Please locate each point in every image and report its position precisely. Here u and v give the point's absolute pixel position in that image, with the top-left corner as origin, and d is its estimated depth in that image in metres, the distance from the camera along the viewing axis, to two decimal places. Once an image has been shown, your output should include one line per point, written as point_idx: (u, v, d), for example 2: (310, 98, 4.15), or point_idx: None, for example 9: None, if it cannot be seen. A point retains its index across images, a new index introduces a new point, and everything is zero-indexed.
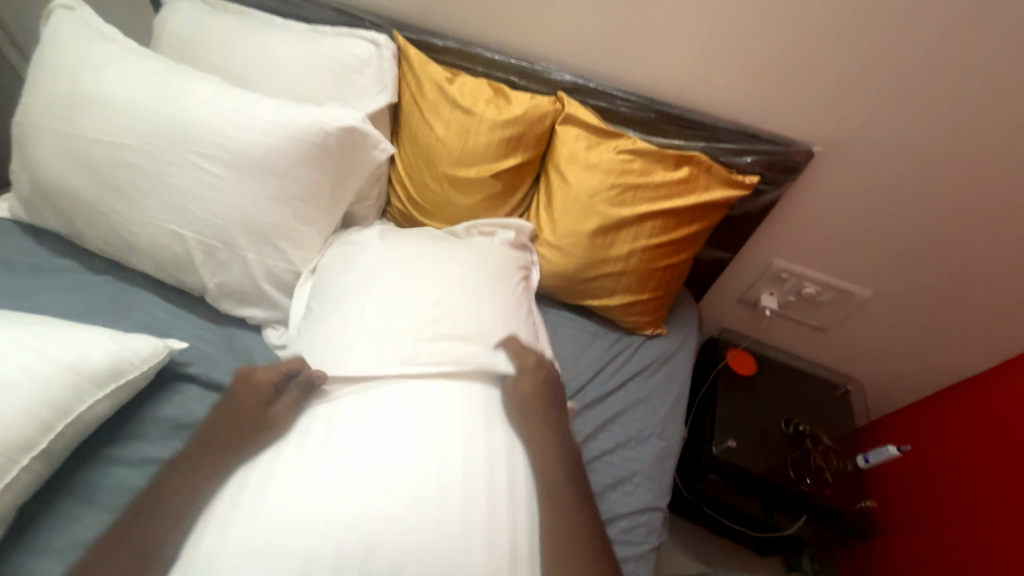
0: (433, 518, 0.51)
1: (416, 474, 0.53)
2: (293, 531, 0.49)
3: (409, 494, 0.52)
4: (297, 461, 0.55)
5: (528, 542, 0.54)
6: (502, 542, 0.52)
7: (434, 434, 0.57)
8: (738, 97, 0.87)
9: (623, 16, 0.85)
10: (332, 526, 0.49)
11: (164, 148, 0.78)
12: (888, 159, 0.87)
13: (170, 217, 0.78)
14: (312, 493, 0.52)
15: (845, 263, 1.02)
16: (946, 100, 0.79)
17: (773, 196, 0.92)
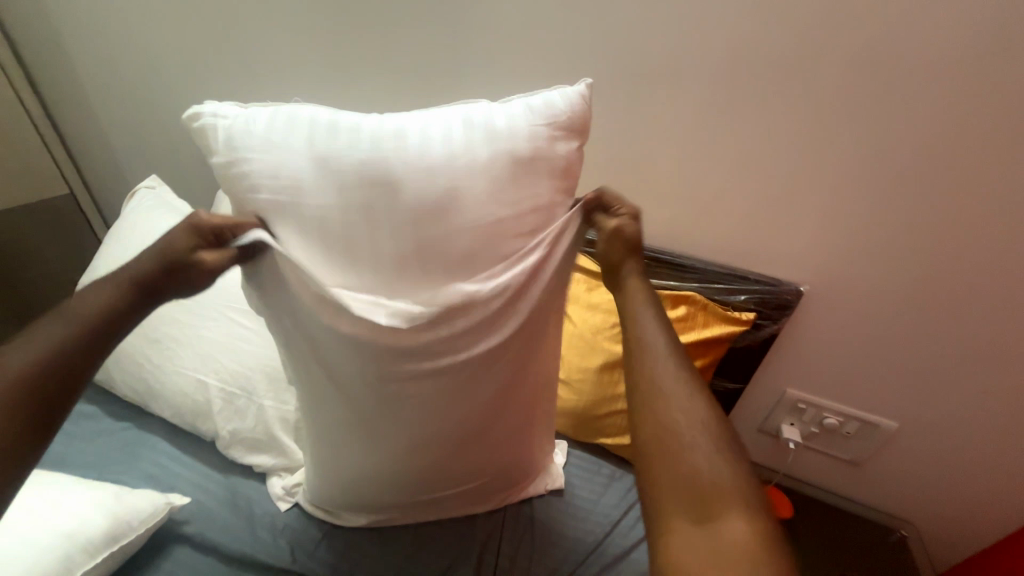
0: (474, 136, 0.55)
1: (458, 146, 0.54)
2: (340, 135, 0.54)
3: (455, 140, 0.55)
4: (339, 157, 0.54)
5: (542, 177, 0.56)
6: (519, 145, 0.55)
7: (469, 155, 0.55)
8: (728, 241, 0.93)
9: (622, 179, 0.95)
10: (369, 141, 0.54)
11: (207, 305, 0.87)
12: (880, 298, 0.89)
13: (199, 364, 0.84)
14: (349, 140, 0.54)
15: (862, 396, 1.01)
16: (930, 247, 0.82)
17: (771, 330, 0.95)
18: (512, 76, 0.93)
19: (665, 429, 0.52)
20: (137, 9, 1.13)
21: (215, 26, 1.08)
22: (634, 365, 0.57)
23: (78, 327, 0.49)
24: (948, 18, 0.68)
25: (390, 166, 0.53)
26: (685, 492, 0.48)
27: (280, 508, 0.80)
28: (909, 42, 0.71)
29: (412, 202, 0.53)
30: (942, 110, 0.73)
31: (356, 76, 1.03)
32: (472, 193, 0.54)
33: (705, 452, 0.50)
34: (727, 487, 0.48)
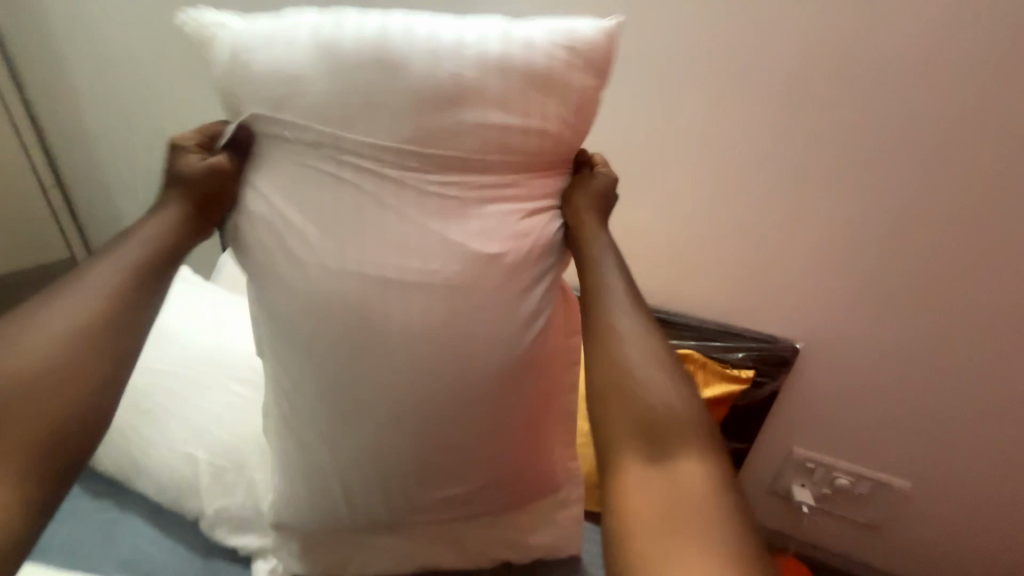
0: (480, 42, 0.53)
1: (463, 47, 0.53)
2: (336, 38, 0.53)
3: (460, 44, 0.53)
4: (337, 60, 0.52)
5: (552, 88, 0.54)
6: (528, 54, 0.53)
7: (472, 57, 0.53)
8: (721, 300, 0.96)
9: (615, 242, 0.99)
10: (369, 40, 0.52)
11: (204, 373, 0.85)
12: (873, 354, 0.91)
13: (190, 436, 0.81)
14: (347, 41, 0.53)
15: (871, 454, 0.99)
16: (914, 304, 0.86)
17: (772, 388, 0.95)
18: None
19: (619, 362, 0.50)
20: None
21: None
22: (587, 308, 0.54)
23: (143, 254, 0.53)
24: (912, 102, 0.75)
25: (387, 64, 0.52)
26: (636, 427, 0.47)
27: None
28: (876, 122, 0.77)
29: (417, 92, 0.52)
30: (913, 181, 0.79)
31: None
32: (477, 94, 0.53)
33: (657, 384, 0.48)
34: (677, 418, 0.47)
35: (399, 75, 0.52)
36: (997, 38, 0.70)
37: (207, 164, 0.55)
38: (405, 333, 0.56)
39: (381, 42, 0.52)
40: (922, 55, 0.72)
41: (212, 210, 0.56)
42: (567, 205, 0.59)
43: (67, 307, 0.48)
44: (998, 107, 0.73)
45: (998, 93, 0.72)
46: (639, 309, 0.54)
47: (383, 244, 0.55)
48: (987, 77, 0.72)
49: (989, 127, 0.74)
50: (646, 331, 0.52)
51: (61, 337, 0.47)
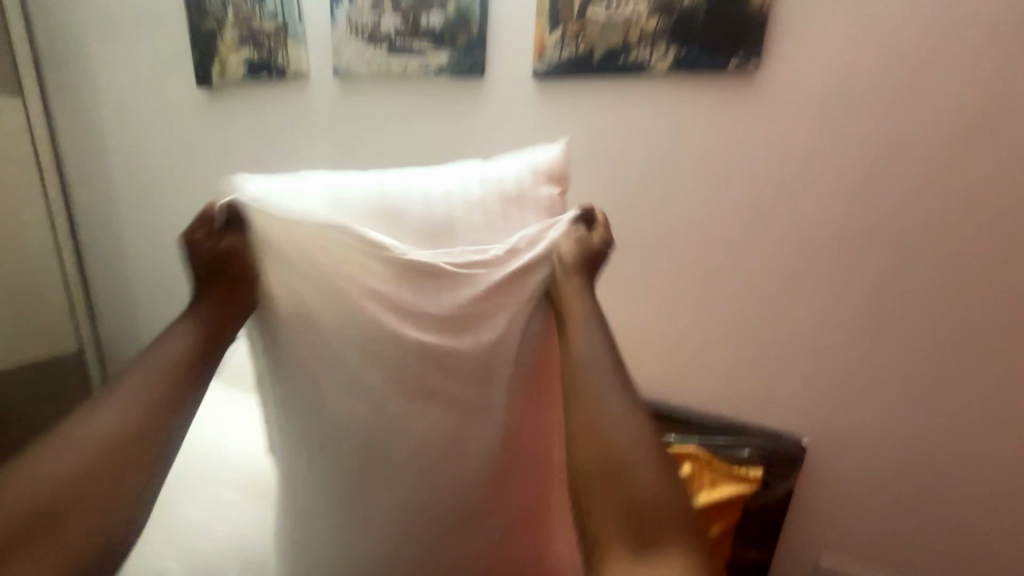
0: (467, 176, 0.65)
1: (452, 179, 0.64)
2: (341, 186, 0.61)
3: (451, 177, 0.64)
4: (349, 202, 0.61)
5: (526, 200, 0.65)
6: (506, 177, 0.65)
7: (463, 186, 0.64)
8: (718, 394, 0.96)
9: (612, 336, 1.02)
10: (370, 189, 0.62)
11: (196, 478, 0.84)
12: (884, 451, 0.88)
13: (166, 551, 0.76)
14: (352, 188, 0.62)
15: (904, 566, 0.91)
16: (918, 398, 0.84)
17: (784, 489, 0.91)
18: None
19: (598, 434, 0.51)
20: (194, 204, 1.36)
21: None
22: (575, 382, 0.56)
23: (168, 367, 0.55)
24: (871, 205, 0.81)
25: (392, 205, 0.62)
26: (621, 517, 0.46)
27: None
28: (840, 224, 0.83)
29: (417, 220, 0.62)
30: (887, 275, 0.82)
31: None
32: (470, 219, 0.63)
33: (640, 471, 0.48)
34: (662, 508, 0.46)
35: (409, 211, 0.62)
36: (939, 150, 0.76)
37: (218, 252, 0.59)
38: (401, 437, 0.57)
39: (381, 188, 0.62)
40: (870, 168, 0.80)
41: (227, 318, 0.59)
42: (562, 265, 0.63)
43: (81, 439, 0.49)
44: (956, 208, 0.77)
45: (953, 197, 0.77)
46: (625, 394, 0.55)
47: (388, 293, 0.58)
48: (938, 183, 0.77)
49: (952, 227, 0.78)
50: (629, 415, 0.53)
51: (85, 456, 0.48)
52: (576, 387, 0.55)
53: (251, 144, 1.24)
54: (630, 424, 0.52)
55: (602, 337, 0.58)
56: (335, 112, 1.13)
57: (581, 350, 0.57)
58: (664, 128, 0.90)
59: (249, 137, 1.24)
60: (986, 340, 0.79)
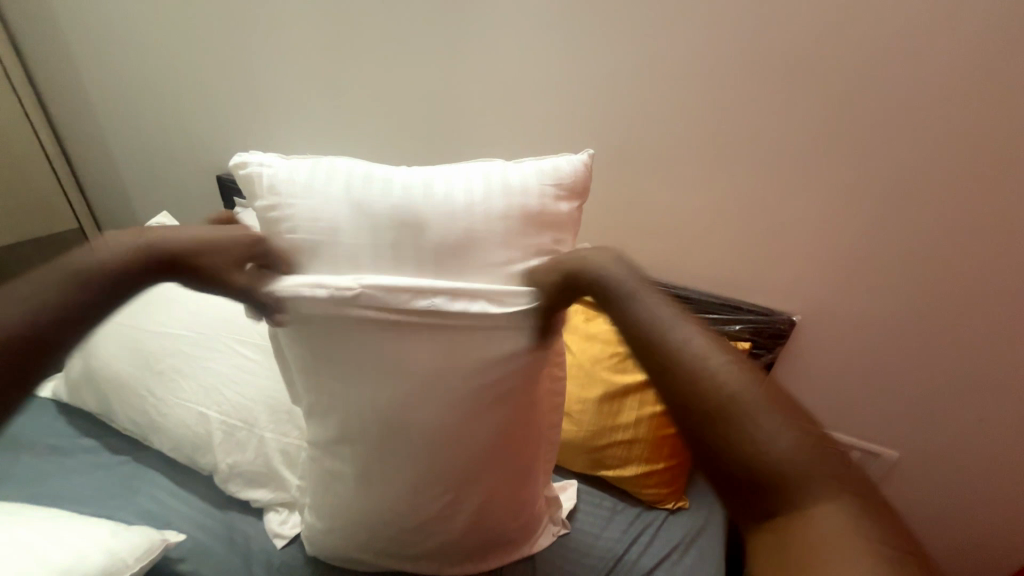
0: (484, 184, 0.62)
1: (466, 181, 0.62)
2: (354, 194, 0.60)
3: (469, 182, 0.62)
4: (362, 216, 0.59)
5: (540, 207, 0.62)
6: (531, 187, 0.62)
7: (472, 194, 0.61)
8: (720, 274, 0.96)
9: (619, 216, 0.98)
10: (383, 198, 0.60)
11: (214, 338, 0.88)
12: (871, 330, 0.91)
13: (201, 398, 0.84)
14: (367, 194, 0.60)
15: (861, 427, 1.02)
16: (921, 280, 0.84)
17: (768, 361, 0.97)
18: (505, 128, 0.99)
19: (683, 394, 0.41)
20: (159, 60, 1.21)
21: (234, 77, 1.15)
22: (639, 350, 0.45)
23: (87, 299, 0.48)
24: (931, 61, 0.70)
25: (405, 210, 0.59)
26: (741, 482, 0.37)
27: (276, 546, 0.79)
28: (896, 89, 0.73)
29: (422, 226, 0.59)
30: (925, 148, 0.75)
31: (364, 123, 1.10)
32: (483, 233, 0.60)
33: (759, 422, 0.37)
34: (798, 465, 0.35)
35: (420, 223, 0.59)
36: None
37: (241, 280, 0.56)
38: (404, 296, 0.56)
39: (389, 201, 0.60)
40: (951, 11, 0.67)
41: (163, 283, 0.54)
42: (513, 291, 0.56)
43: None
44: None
45: None
46: (697, 329, 0.44)
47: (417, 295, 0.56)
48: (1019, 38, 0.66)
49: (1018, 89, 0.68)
50: (724, 358, 0.41)
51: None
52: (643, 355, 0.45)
53: None
54: (725, 370, 0.40)
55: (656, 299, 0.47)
56: None
57: (634, 331, 0.46)
58: None
59: None
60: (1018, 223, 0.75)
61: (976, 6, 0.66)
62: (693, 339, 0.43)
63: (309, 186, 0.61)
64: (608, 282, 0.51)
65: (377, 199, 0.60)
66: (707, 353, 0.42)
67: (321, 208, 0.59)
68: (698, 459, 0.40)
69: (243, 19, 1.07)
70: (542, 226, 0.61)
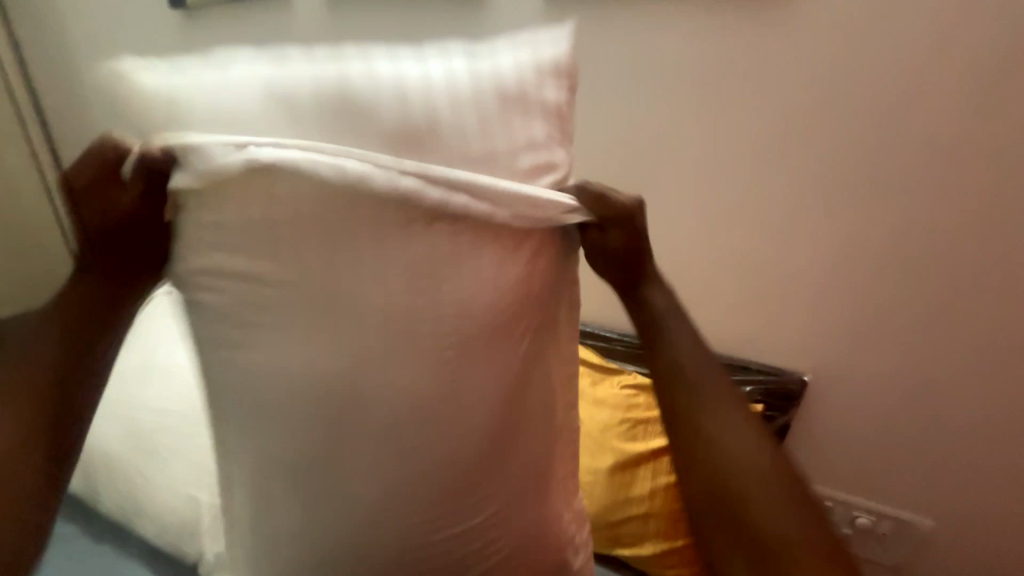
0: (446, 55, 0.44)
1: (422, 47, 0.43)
2: (264, 58, 0.41)
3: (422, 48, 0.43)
4: (277, 89, 0.41)
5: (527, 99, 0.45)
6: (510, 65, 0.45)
7: (428, 60, 0.42)
8: (725, 334, 0.96)
9: None
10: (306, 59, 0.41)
11: (210, 413, 0.85)
12: (883, 387, 0.89)
13: (193, 477, 0.80)
14: (286, 59, 0.41)
15: (888, 491, 0.96)
16: (926, 336, 0.84)
17: (782, 422, 0.94)
18: None
19: (709, 469, 0.46)
20: None
21: None
22: (676, 409, 0.49)
23: None
24: (905, 133, 0.75)
25: (338, 79, 0.41)
26: (746, 557, 0.43)
27: None
28: (875, 158, 0.77)
29: (366, 101, 0.41)
30: (910, 212, 0.78)
31: None
32: (457, 129, 0.43)
33: (768, 509, 0.44)
34: (796, 547, 0.42)
35: (361, 98, 0.41)
36: (1001, 69, 0.69)
37: None
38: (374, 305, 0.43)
39: (309, 64, 0.41)
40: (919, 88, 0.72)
41: None
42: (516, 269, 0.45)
43: None
44: (1008, 135, 0.71)
45: (999, 129, 0.71)
46: (733, 403, 0.49)
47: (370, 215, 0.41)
48: (982, 113, 0.71)
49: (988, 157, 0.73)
50: (754, 439, 0.47)
51: None
52: (716, 447, 0.47)
53: None
54: (746, 454, 0.46)
55: (701, 358, 0.51)
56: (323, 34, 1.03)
57: (673, 385, 0.50)
58: (691, 44, 0.81)
59: None
60: (1011, 280, 0.77)
61: (940, 86, 0.72)
62: (727, 418, 0.48)
63: (197, 61, 0.42)
64: (660, 309, 0.53)
65: (297, 63, 0.41)
66: (736, 430, 0.47)
67: (207, 84, 0.40)
68: (715, 524, 0.45)
69: None
70: (532, 124, 0.45)
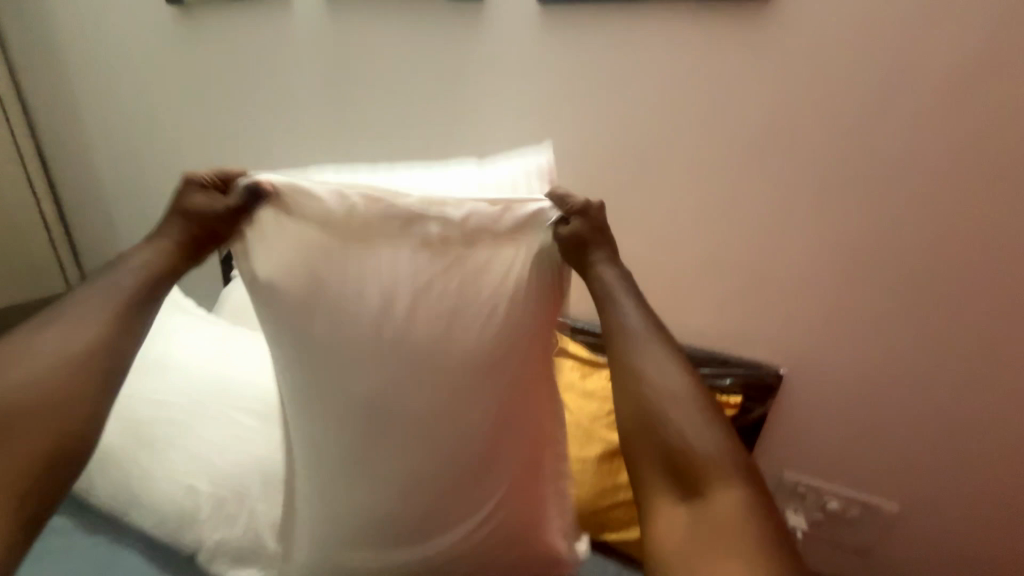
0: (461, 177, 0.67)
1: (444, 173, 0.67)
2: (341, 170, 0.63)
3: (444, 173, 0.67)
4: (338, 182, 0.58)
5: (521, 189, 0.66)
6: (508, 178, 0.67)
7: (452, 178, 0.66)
8: (707, 330, 1.01)
9: None
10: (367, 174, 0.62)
11: (208, 405, 0.87)
12: (851, 379, 0.96)
13: (191, 468, 0.82)
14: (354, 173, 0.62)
15: (856, 478, 1.03)
16: (889, 331, 0.90)
17: (760, 413, 1.00)
18: None
19: (643, 405, 0.55)
20: (173, 136, 1.29)
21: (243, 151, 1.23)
22: (619, 357, 0.58)
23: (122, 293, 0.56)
24: (868, 143, 0.81)
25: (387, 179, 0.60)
26: (669, 477, 0.52)
27: None
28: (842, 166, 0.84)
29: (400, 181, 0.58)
30: (874, 215, 0.85)
31: None
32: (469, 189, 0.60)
33: (691, 434, 0.53)
34: (710, 464, 0.51)
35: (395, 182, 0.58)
36: (950, 81, 0.75)
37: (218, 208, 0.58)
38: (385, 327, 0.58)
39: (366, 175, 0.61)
40: (876, 101, 0.79)
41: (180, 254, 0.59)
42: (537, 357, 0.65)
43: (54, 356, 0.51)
44: (956, 142, 0.78)
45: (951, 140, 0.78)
46: (665, 351, 0.58)
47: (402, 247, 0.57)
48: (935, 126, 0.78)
49: (942, 165, 0.79)
50: (683, 379, 0.56)
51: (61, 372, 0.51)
52: (699, 484, 0.50)
53: (228, 69, 1.16)
54: (676, 391, 0.55)
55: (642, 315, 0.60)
56: (322, 36, 1.06)
57: (618, 335, 0.59)
58: (670, 55, 0.86)
59: (226, 64, 1.16)
60: (964, 278, 0.84)
61: (900, 100, 0.78)
62: (662, 363, 0.57)
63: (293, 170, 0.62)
64: (609, 283, 0.61)
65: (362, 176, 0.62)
66: (667, 373, 0.56)
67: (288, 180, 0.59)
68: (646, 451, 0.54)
69: (254, 101, 1.17)
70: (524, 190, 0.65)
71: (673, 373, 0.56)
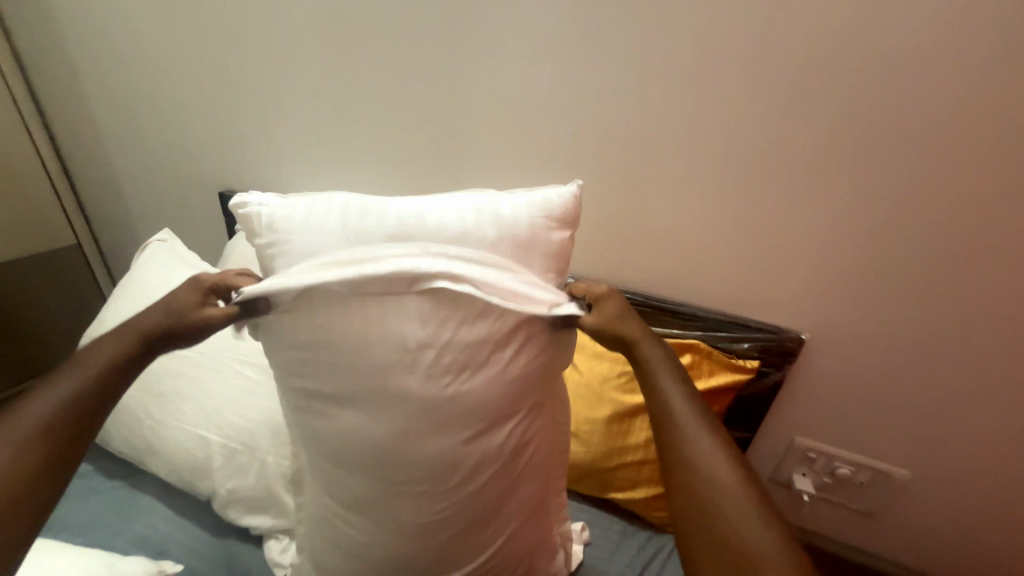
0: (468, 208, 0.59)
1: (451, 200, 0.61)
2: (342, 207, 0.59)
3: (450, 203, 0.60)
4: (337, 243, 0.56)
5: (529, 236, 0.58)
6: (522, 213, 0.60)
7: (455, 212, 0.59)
8: (726, 292, 0.96)
9: (625, 234, 0.98)
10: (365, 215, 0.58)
11: (215, 359, 0.86)
12: (877, 346, 0.91)
13: (202, 420, 0.82)
14: (353, 218, 0.58)
15: (870, 445, 1.01)
16: (926, 296, 0.84)
17: (776, 378, 0.97)
18: (506, 148, 0.99)
19: (686, 475, 0.52)
20: (162, 78, 1.21)
21: (236, 94, 1.16)
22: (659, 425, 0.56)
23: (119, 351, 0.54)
24: (930, 82, 0.71)
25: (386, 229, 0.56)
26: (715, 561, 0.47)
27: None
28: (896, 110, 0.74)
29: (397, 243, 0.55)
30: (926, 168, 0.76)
31: (365, 141, 1.10)
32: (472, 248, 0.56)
33: (737, 513, 0.48)
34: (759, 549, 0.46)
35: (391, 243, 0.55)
36: None
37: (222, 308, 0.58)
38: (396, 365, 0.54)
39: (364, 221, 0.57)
40: (951, 34, 0.68)
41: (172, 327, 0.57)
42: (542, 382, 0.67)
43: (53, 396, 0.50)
44: None
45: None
46: (705, 420, 0.55)
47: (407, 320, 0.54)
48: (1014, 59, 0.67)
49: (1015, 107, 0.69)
50: (726, 453, 0.53)
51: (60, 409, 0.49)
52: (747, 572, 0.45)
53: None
54: (718, 463, 0.52)
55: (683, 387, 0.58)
56: None
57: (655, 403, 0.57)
58: None
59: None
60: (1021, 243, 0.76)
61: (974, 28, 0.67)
62: (703, 431, 0.54)
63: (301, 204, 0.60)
64: (643, 355, 0.60)
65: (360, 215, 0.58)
66: (711, 445, 0.53)
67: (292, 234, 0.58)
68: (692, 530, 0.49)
69: (244, 38, 1.07)
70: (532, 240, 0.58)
71: (714, 442, 0.53)
